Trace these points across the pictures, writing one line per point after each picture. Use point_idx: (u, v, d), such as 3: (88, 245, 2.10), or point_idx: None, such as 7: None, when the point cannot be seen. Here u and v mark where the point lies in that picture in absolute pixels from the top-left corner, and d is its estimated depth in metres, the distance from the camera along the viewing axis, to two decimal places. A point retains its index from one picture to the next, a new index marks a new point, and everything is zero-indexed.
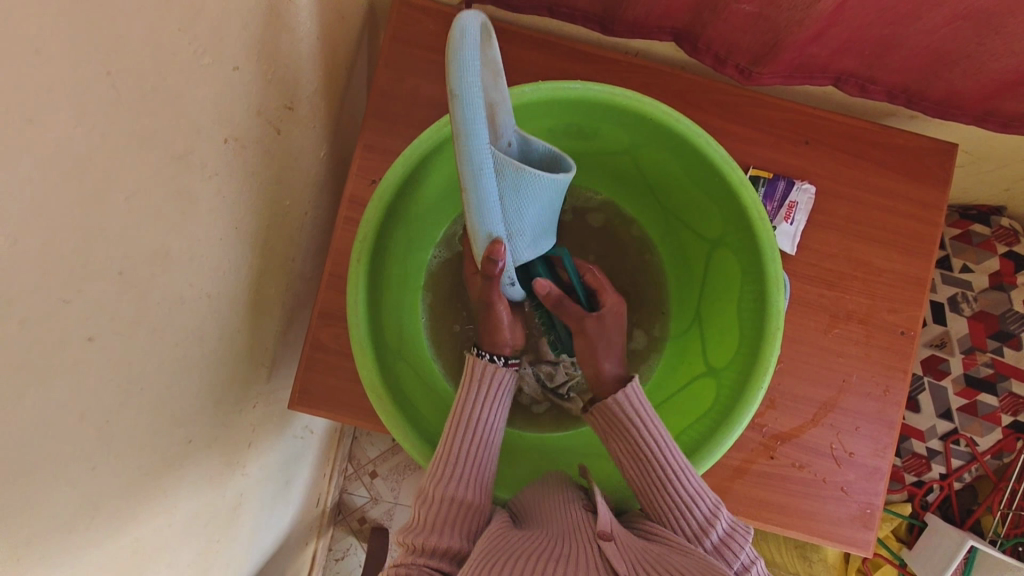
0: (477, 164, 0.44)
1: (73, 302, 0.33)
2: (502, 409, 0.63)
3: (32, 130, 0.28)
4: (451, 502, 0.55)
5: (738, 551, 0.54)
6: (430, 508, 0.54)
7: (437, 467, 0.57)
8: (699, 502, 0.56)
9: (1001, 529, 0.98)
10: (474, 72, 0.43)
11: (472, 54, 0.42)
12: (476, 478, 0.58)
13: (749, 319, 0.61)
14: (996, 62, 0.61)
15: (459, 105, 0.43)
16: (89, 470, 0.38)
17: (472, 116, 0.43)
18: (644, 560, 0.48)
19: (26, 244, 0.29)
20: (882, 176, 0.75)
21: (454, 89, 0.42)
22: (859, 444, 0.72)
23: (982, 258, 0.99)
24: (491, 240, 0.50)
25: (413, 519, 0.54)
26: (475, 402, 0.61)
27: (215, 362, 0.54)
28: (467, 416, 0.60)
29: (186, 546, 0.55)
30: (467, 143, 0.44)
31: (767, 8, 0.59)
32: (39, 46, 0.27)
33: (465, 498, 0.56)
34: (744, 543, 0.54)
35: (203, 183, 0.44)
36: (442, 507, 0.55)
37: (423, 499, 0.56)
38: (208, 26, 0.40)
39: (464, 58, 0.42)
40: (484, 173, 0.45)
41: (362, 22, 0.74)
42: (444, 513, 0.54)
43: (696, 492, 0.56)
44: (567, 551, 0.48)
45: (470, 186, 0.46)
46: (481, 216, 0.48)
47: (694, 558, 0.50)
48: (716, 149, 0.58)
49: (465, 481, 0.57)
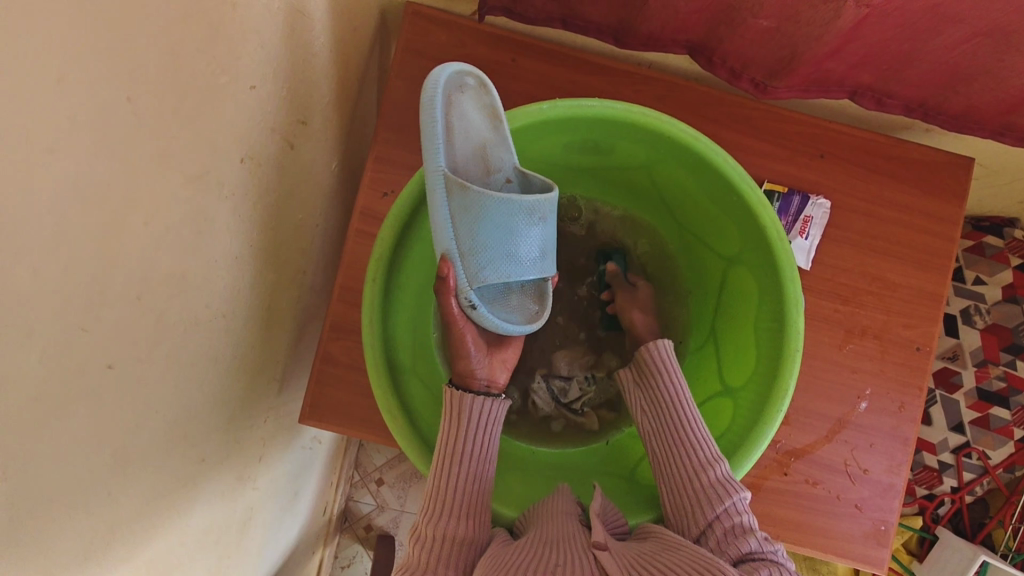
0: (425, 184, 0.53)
1: (92, 329, 0.33)
2: (490, 437, 0.61)
3: (52, 160, 0.27)
4: (445, 539, 0.53)
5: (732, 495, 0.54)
6: (425, 547, 0.53)
7: (427, 504, 0.56)
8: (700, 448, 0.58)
9: (1012, 543, 0.97)
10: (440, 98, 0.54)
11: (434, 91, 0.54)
12: (469, 508, 0.56)
13: (767, 338, 0.60)
14: (1015, 78, 0.60)
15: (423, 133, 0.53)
16: (105, 495, 0.38)
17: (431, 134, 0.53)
18: (641, 568, 0.47)
19: (45, 275, 0.28)
20: (898, 190, 0.74)
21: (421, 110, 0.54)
22: (873, 460, 0.72)
23: (996, 270, 0.98)
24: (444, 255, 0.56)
25: (409, 560, 0.52)
26: (457, 433, 0.60)
27: (228, 379, 0.53)
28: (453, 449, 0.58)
29: (198, 563, 0.54)
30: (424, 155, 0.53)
31: (785, 23, 0.59)
32: (61, 74, 0.27)
33: (457, 534, 0.54)
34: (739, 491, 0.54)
35: (219, 202, 0.44)
36: (435, 545, 0.53)
37: (417, 538, 0.54)
38: (226, 45, 0.40)
39: (430, 97, 0.54)
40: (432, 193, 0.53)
41: (374, 33, 0.73)
42: (438, 552, 0.53)
43: (702, 437, 0.58)
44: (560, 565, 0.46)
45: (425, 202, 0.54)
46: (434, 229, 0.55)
47: (692, 554, 0.48)
48: (735, 168, 0.58)
49: (456, 515, 0.55)
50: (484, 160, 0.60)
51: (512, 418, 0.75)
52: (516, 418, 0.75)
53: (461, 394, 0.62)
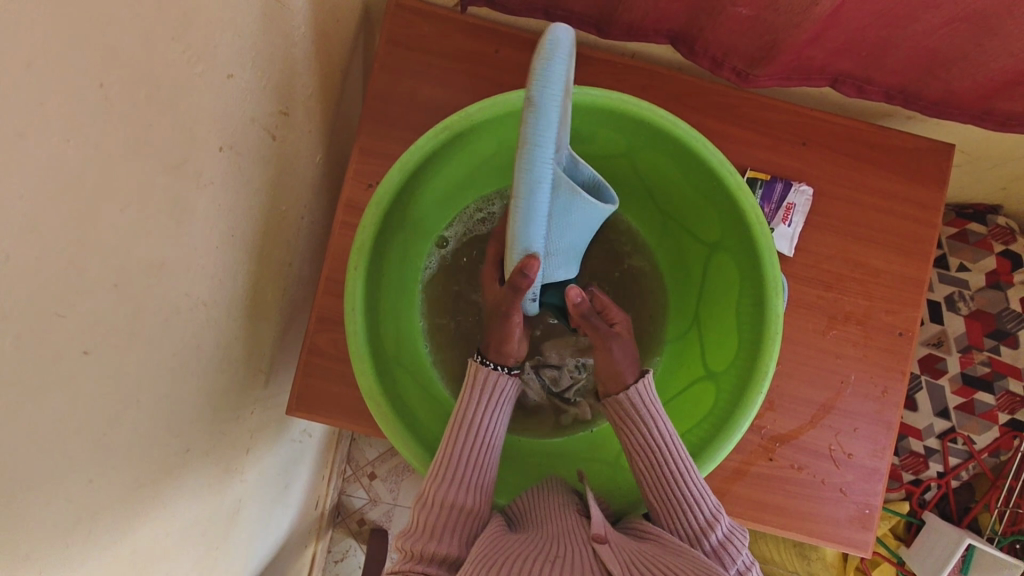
0: (536, 177, 0.42)
1: (69, 316, 0.33)
2: (504, 411, 0.63)
3: (25, 144, 0.28)
4: (450, 508, 0.55)
5: (736, 556, 0.54)
6: (429, 513, 0.55)
7: (436, 470, 0.57)
8: (700, 506, 0.56)
9: (999, 527, 0.98)
10: (557, 82, 0.42)
11: (557, 70, 0.41)
12: (476, 482, 0.58)
13: (748, 322, 0.61)
14: (993, 63, 0.60)
15: (533, 116, 0.41)
16: (86, 483, 0.38)
17: (543, 124, 0.41)
18: (641, 562, 0.48)
19: (19, 261, 0.29)
20: (879, 177, 0.75)
21: (533, 99, 0.41)
22: (857, 445, 0.73)
23: (979, 256, 0.99)
24: (527, 254, 0.47)
25: (412, 524, 0.55)
26: (478, 407, 0.61)
27: (213, 370, 0.53)
28: (467, 422, 0.60)
29: (185, 554, 0.55)
30: (530, 155, 0.41)
31: (764, 11, 0.59)
32: (29, 59, 0.27)
33: (462, 502, 0.56)
34: (742, 549, 0.55)
35: (198, 192, 0.44)
36: (440, 513, 0.55)
37: (422, 502, 0.56)
38: (203, 34, 0.40)
39: (550, 71, 0.41)
40: (540, 186, 0.42)
41: (357, 24, 0.73)
42: (443, 519, 0.55)
43: (702, 492, 0.57)
44: (561, 554, 0.48)
45: (523, 195, 0.43)
46: (523, 233, 0.45)
47: (691, 558, 0.50)
48: (715, 153, 0.58)
49: (464, 486, 0.57)
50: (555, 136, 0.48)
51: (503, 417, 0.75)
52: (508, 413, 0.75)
53: (487, 367, 0.63)
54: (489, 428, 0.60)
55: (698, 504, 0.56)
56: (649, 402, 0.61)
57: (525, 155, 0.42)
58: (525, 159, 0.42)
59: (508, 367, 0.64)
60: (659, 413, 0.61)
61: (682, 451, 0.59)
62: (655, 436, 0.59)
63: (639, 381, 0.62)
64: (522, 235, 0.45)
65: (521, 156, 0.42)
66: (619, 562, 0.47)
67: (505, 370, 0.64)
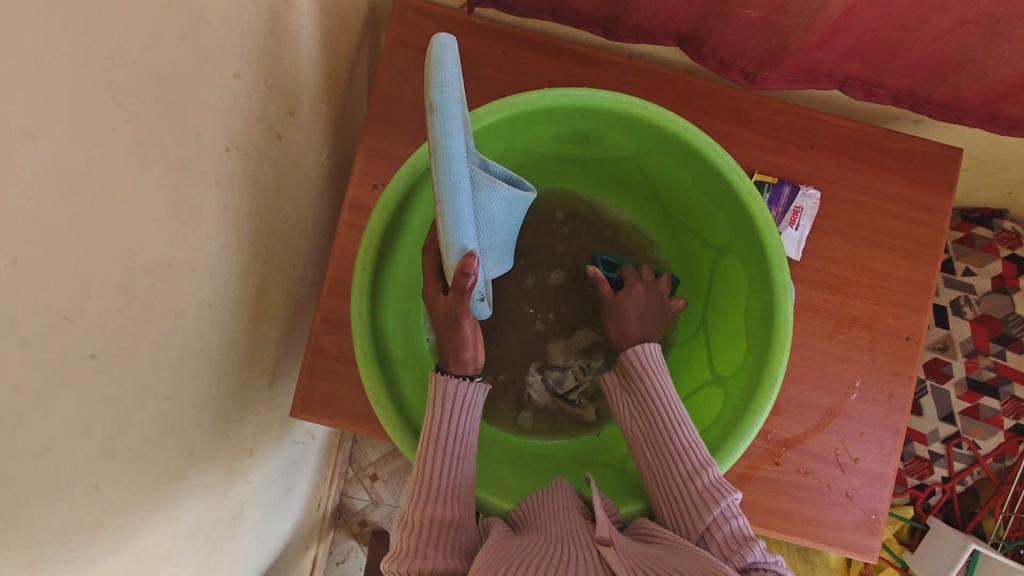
0: (454, 179, 0.46)
1: (75, 318, 0.33)
2: (472, 420, 0.62)
3: (31, 145, 0.27)
4: (433, 523, 0.53)
5: (722, 500, 0.52)
6: (413, 532, 0.53)
7: (413, 489, 0.56)
8: (693, 451, 0.56)
9: (1003, 532, 0.98)
10: (455, 87, 0.45)
11: (451, 74, 0.44)
12: (455, 493, 0.56)
13: (757, 326, 0.60)
14: (1002, 67, 0.60)
15: (436, 117, 0.44)
16: (92, 487, 0.37)
17: (449, 125, 0.44)
18: (645, 561, 0.47)
19: (26, 263, 0.28)
20: (887, 181, 0.74)
21: (433, 103, 0.44)
22: (863, 449, 0.72)
23: (985, 261, 0.98)
24: (464, 254, 0.49)
25: (398, 546, 0.52)
26: (442, 419, 0.59)
27: (217, 371, 0.53)
28: (436, 435, 0.58)
29: (188, 557, 0.54)
30: (444, 157, 0.45)
31: (772, 13, 0.59)
32: (37, 58, 0.27)
33: (445, 516, 0.54)
34: (728, 498, 0.53)
35: (204, 193, 0.43)
36: (424, 530, 0.53)
37: (405, 524, 0.54)
38: (209, 34, 0.40)
39: (443, 73, 0.43)
40: (460, 189, 0.46)
41: (363, 25, 0.73)
42: (427, 536, 0.52)
43: (694, 440, 0.57)
44: (564, 557, 0.47)
45: (445, 199, 0.46)
46: (455, 232, 0.48)
47: (694, 555, 0.48)
48: (724, 157, 0.58)
49: (443, 500, 0.55)
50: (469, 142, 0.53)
51: (528, 428, 0.74)
52: (533, 423, 0.75)
53: (445, 377, 0.62)
54: (458, 438, 0.59)
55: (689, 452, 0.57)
56: (648, 359, 0.64)
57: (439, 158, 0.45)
58: (441, 163, 0.45)
59: (470, 376, 0.63)
60: (659, 369, 0.63)
61: (678, 407, 0.61)
62: (653, 389, 0.62)
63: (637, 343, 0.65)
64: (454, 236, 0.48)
65: (436, 159, 0.45)
66: (623, 562, 0.46)
67: (467, 379, 0.63)
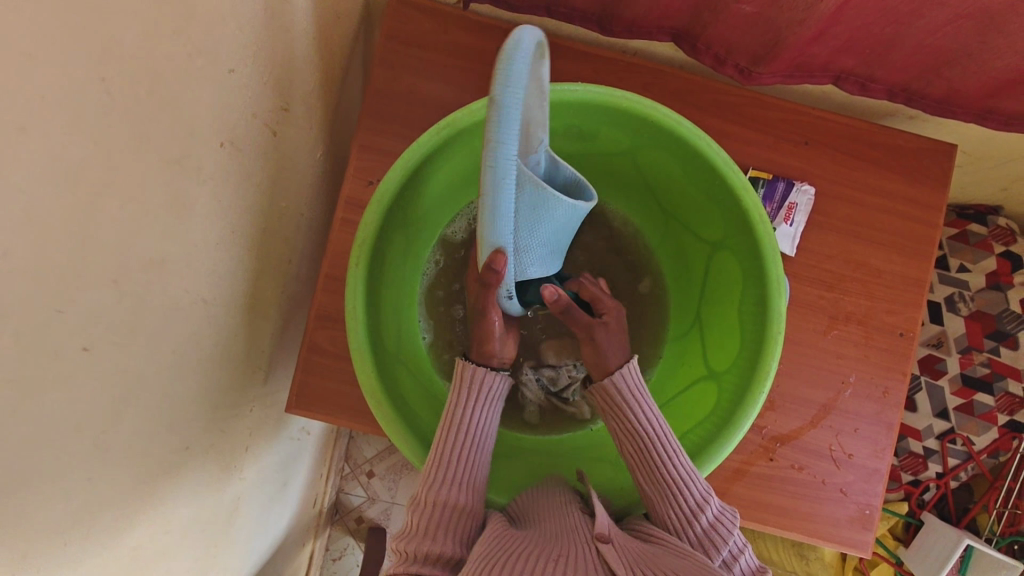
0: (503, 178, 0.41)
1: (68, 312, 0.32)
2: (496, 409, 0.62)
3: (23, 138, 0.27)
4: (444, 506, 0.55)
5: (727, 537, 0.54)
6: (423, 512, 0.54)
7: (430, 471, 0.56)
8: (689, 490, 0.56)
9: (997, 527, 0.98)
10: (517, 81, 0.40)
11: (521, 66, 0.40)
12: (469, 480, 0.57)
13: (750, 319, 0.61)
14: (997, 61, 0.60)
15: (496, 114, 0.40)
16: (85, 481, 0.37)
17: (507, 122, 0.40)
18: (644, 561, 0.48)
19: (19, 256, 0.28)
20: (881, 177, 0.74)
21: (495, 97, 0.40)
22: (858, 445, 0.72)
23: (979, 257, 0.99)
24: (495, 250, 0.47)
25: (408, 526, 0.54)
26: (467, 407, 0.60)
27: (212, 367, 0.53)
28: (460, 423, 0.59)
29: (184, 552, 0.54)
30: (495, 153, 0.40)
31: (768, 8, 0.59)
32: (31, 52, 0.27)
33: (457, 502, 0.55)
34: (733, 529, 0.55)
35: (199, 188, 0.43)
36: (434, 512, 0.54)
37: (416, 504, 0.55)
38: (203, 28, 0.40)
39: (511, 69, 0.40)
40: (506, 184, 0.41)
41: (358, 21, 0.73)
42: (435, 518, 0.54)
43: (690, 474, 0.57)
44: (565, 550, 0.48)
45: (489, 194, 0.42)
46: (492, 231, 0.45)
47: (696, 561, 0.49)
48: (718, 152, 0.58)
49: (457, 484, 0.56)
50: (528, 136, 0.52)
51: (534, 421, 0.75)
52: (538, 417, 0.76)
53: (474, 364, 0.62)
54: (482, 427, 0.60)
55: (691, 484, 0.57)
56: (636, 387, 0.61)
57: (489, 152, 0.40)
58: (490, 157, 0.40)
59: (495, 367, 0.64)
60: (645, 397, 0.61)
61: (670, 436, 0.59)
62: (645, 419, 0.60)
63: (623, 367, 0.62)
64: (491, 232, 0.45)
65: (485, 154, 0.40)
66: (623, 561, 0.47)
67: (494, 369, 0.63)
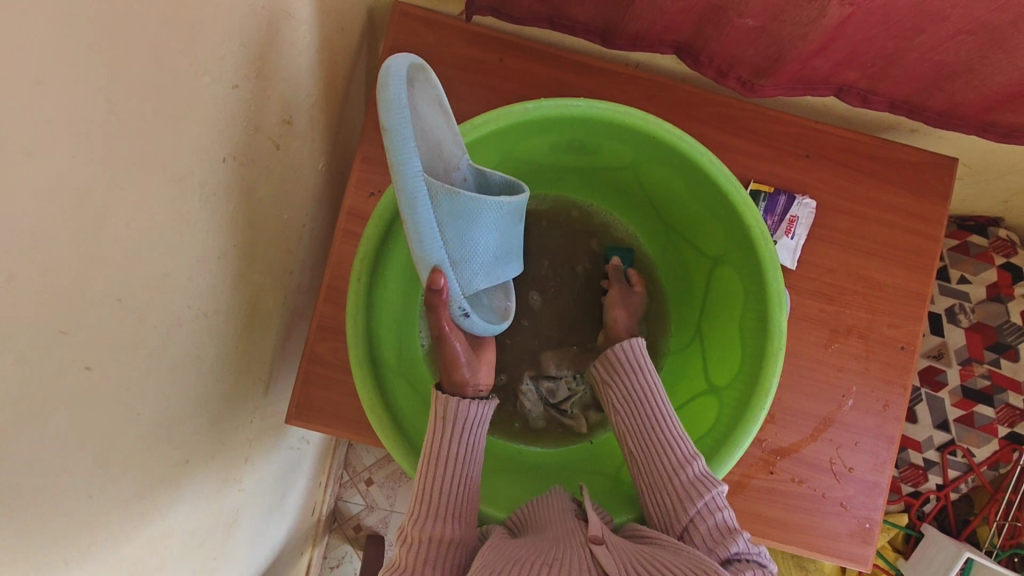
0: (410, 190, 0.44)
1: (72, 332, 0.32)
2: (477, 435, 0.61)
3: (31, 162, 0.27)
4: (431, 541, 0.54)
5: (707, 493, 0.54)
6: (412, 548, 0.54)
7: (416, 505, 0.56)
8: (676, 447, 0.58)
9: (997, 540, 0.98)
10: (401, 105, 0.44)
11: (398, 90, 0.44)
12: (457, 510, 0.57)
13: (752, 334, 0.61)
14: (998, 76, 0.60)
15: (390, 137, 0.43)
16: (86, 499, 0.37)
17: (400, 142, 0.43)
18: (638, 561, 0.47)
19: (24, 277, 0.28)
20: (881, 190, 0.75)
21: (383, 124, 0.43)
22: (858, 459, 0.72)
23: (979, 269, 0.99)
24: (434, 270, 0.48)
25: (397, 561, 0.53)
26: (444, 435, 0.59)
27: (213, 380, 0.53)
28: (440, 452, 0.58)
29: (184, 564, 0.54)
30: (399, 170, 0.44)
31: (771, 23, 0.59)
32: (39, 77, 0.27)
33: (445, 535, 0.55)
34: (714, 488, 0.55)
35: (202, 203, 0.44)
36: (421, 548, 0.54)
37: (405, 539, 0.55)
38: (208, 45, 0.40)
39: (390, 95, 0.44)
40: (417, 201, 0.44)
41: (361, 32, 0.73)
42: (425, 554, 0.53)
43: (679, 435, 0.59)
44: (559, 555, 0.47)
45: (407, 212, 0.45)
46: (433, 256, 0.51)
47: (686, 554, 0.49)
48: (720, 167, 0.58)
49: (444, 517, 0.56)
50: (442, 153, 0.53)
51: (540, 425, 0.76)
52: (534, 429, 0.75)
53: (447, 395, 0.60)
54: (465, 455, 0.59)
55: (679, 443, 0.58)
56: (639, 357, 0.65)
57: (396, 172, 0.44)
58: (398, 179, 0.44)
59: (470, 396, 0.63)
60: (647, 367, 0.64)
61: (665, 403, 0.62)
62: (643, 382, 0.63)
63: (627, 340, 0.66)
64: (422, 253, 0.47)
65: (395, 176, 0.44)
66: (617, 562, 0.47)
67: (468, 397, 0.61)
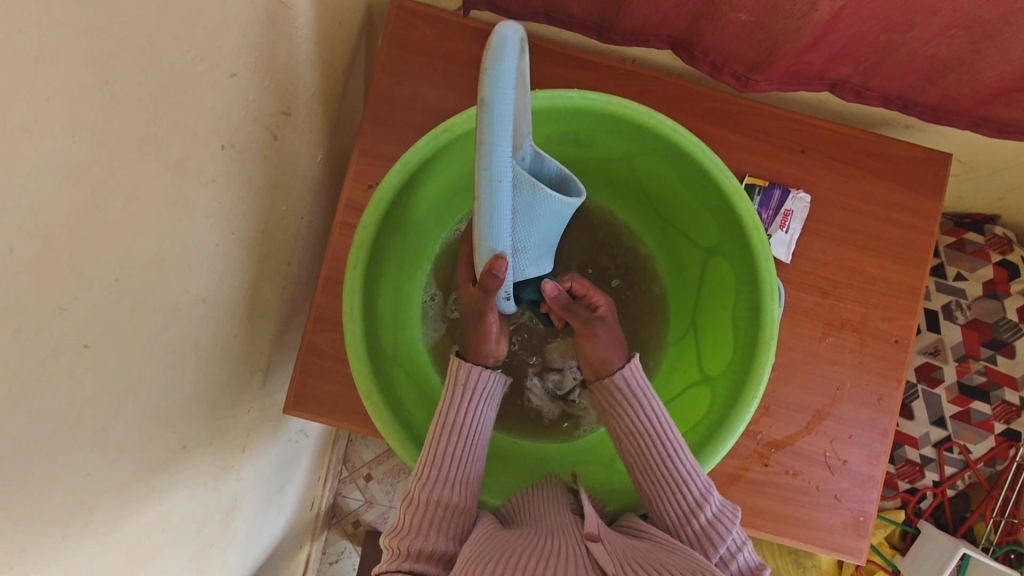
0: (497, 177, 0.40)
1: (68, 309, 0.33)
2: (490, 406, 0.63)
3: (28, 139, 0.28)
4: (437, 505, 0.55)
5: (725, 533, 0.55)
6: (417, 510, 0.55)
7: (421, 468, 0.57)
8: (690, 485, 0.57)
9: (993, 537, 0.98)
10: (508, 86, 0.38)
11: (508, 72, 0.38)
12: (462, 479, 0.58)
13: (744, 325, 0.61)
14: (991, 70, 0.61)
15: (487, 113, 0.38)
16: (84, 475, 0.38)
17: (498, 124, 0.39)
18: (633, 559, 0.48)
19: (23, 252, 0.29)
20: (875, 185, 0.75)
21: (483, 101, 0.38)
22: (852, 451, 0.73)
23: (976, 266, 0.99)
24: (494, 254, 0.47)
25: (400, 522, 0.54)
26: (460, 405, 0.61)
27: (210, 367, 0.53)
28: (455, 420, 0.60)
29: (181, 550, 0.55)
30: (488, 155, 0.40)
31: (764, 17, 0.60)
32: (36, 56, 0.27)
33: (450, 500, 0.56)
34: (733, 526, 0.55)
35: (199, 189, 0.44)
36: (427, 511, 0.55)
37: (409, 500, 0.56)
38: (206, 33, 0.40)
39: (496, 75, 0.38)
40: (500, 187, 0.41)
41: (359, 27, 0.74)
42: (430, 517, 0.55)
43: (692, 470, 0.58)
44: (554, 550, 0.48)
45: (484, 196, 0.42)
46: (490, 233, 0.45)
47: (681, 555, 0.49)
48: (712, 158, 0.59)
49: (450, 482, 0.57)
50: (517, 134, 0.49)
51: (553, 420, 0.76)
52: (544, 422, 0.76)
53: (468, 364, 0.62)
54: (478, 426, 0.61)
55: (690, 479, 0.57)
56: (637, 386, 0.62)
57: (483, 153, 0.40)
58: (484, 158, 0.40)
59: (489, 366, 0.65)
60: (644, 394, 0.63)
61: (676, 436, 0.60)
62: (646, 416, 0.61)
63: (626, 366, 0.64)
64: (489, 238, 0.46)
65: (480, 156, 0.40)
66: (612, 558, 0.47)
67: (487, 367, 0.64)
